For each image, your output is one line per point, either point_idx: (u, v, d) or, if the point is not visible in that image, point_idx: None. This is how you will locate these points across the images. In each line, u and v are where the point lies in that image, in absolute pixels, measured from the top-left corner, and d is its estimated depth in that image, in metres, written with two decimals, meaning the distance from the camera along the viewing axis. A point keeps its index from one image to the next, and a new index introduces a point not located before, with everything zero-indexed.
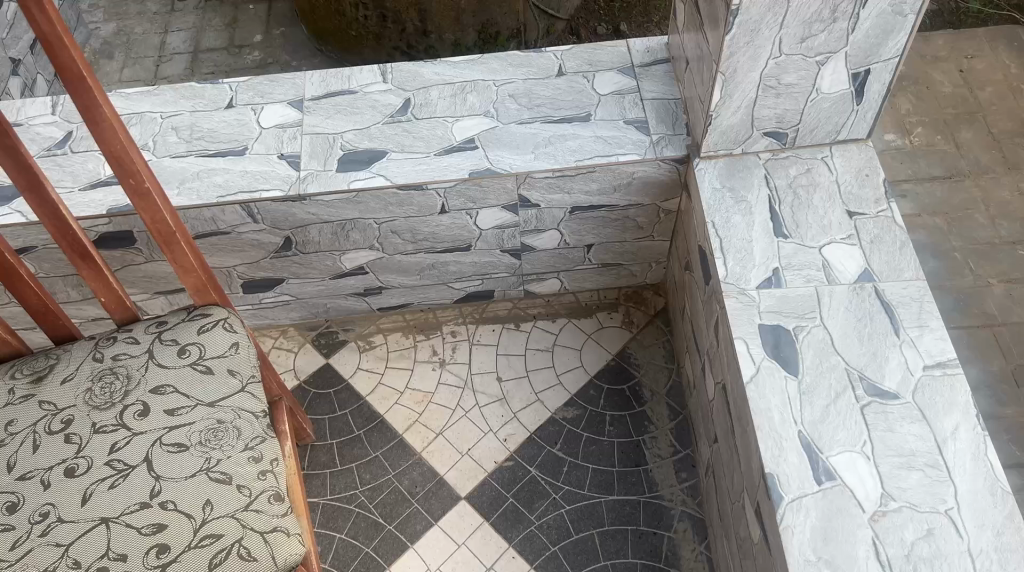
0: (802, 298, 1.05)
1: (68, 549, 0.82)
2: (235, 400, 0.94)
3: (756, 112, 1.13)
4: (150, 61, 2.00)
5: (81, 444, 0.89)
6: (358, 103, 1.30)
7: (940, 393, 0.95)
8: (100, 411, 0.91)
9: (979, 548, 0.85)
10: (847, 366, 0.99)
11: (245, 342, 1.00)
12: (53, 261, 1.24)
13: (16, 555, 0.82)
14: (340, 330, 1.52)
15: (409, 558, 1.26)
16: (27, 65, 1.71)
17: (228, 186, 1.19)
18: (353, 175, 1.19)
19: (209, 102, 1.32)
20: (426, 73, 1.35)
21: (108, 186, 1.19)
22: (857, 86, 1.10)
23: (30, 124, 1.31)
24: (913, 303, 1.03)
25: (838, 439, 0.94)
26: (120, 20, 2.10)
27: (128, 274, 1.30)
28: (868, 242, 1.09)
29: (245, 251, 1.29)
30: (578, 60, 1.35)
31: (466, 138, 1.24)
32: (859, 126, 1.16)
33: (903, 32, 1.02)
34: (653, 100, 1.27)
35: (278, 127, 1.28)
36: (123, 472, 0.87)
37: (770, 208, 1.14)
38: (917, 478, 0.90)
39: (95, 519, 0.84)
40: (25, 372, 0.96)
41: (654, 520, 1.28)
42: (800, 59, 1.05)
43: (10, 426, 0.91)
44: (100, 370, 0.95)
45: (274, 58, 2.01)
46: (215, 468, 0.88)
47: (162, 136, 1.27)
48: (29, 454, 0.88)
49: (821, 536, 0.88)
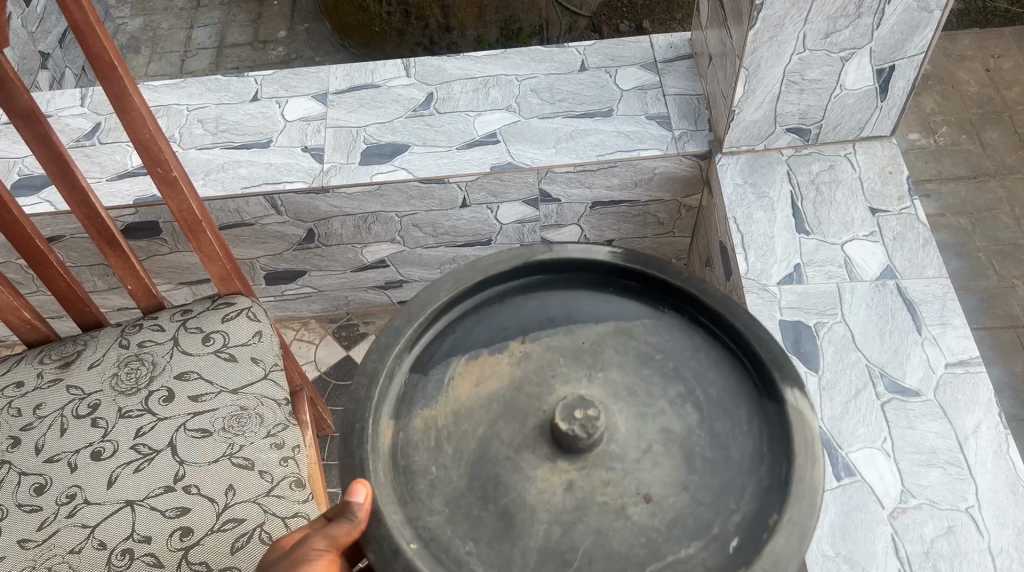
0: (822, 294, 1.05)
1: (94, 530, 0.84)
2: (259, 387, 0.95)
3: (779, 108, 1.13)
4: (175, 55, 2.03)
5: (108, 428, 0.90)
6: (381, 97, 1.31)
7: (962, 391, 0.95)
8: (125, 396, 0.93)
9: (1000, 546, 0.84)
10: (868, 362, 0.99)
11: (269, 330, 1.02)
12: (80, 250, 1.27)
13: (43, 535, 0.84)
14: (361, 322, 1.54)
15: None
16: (56, 59, 1.74)
17: (252, 178, 1.20)
18: (376, 168, 1.20)
19: (234, 95, 1.34)
20: (448, 68, 1.36)
21: (135, 177, 1.21)
22: (882, 82, 1.09)
23: (59, 115, 1.33)
24: (936, 300, 1.03)
25: (858, 436, 0.93)
26: (147, 15, 2.13)
27: (154, 264, 1.32)
28: (891, 240, 1.08)
29: (268, 243, 1.31)
30: (601, 55, 1.35)
31: (488, 132, 1.25)
32: (883, 123, 1.16)
33: (929, 28, 1.01)
34: (675, 96, 1.28)
35: (302, 120, 1.29)
36: (149, 456, 0.88)
37: (792, 205, 1.13)
38: (937, 475, 0.90)
39: (120, 502, 0.85)
40: (53, 357, 0.98)
41: None
42: (824, 55, 1.04)
43: (39, 410, 0.93)
44: (126, 356, 0.97)
45: (298, 54, 2.03)
46: (238, 454, 0.89)
47: (188, 128, 1.29)
48: (57, 437, 0.90)
49: (839, 532, 0.87)
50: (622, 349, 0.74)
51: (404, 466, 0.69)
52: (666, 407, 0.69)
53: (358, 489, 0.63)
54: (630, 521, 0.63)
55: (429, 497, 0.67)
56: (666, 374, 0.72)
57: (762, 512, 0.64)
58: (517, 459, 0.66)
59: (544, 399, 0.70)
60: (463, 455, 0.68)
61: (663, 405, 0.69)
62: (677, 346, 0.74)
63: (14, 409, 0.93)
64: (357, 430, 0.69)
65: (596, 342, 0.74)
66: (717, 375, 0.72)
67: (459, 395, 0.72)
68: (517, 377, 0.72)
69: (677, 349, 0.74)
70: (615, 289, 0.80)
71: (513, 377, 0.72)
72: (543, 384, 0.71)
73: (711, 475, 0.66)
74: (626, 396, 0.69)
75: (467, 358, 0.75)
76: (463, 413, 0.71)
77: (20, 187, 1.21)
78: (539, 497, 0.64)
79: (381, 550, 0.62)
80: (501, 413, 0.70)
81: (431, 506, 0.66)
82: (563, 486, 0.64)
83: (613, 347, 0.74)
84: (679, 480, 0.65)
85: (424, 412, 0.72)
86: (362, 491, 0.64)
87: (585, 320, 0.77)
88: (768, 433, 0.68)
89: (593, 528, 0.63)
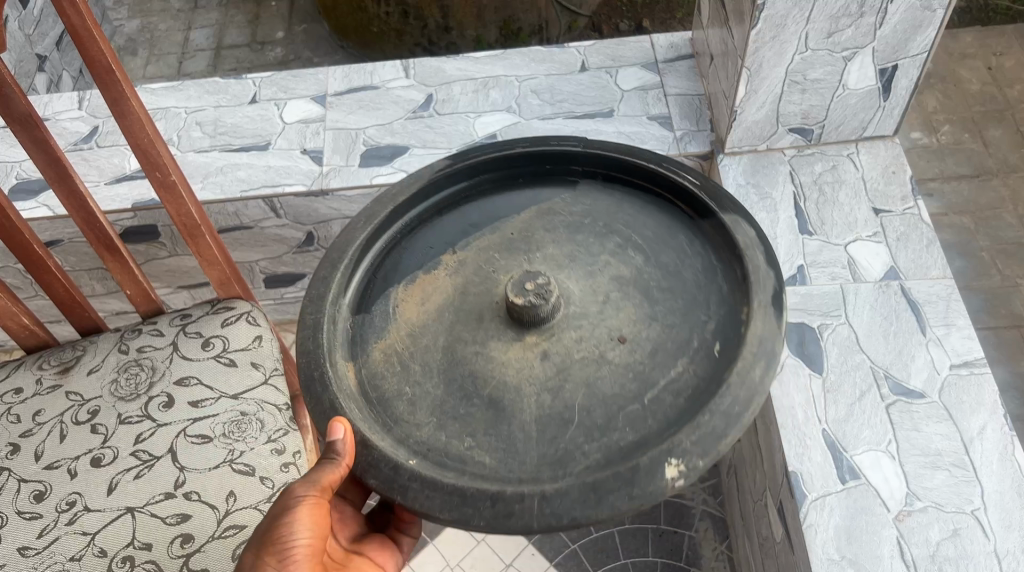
0: (826, 296, 1.04)
1: (94, 537, 0.83)
2: (259, 392, 0.94)
3: (781, 108, 1.12)
4: (173, 57, 2.02)
5: (107, 435, 0.90)
6: (381, 99, 1.31)
7: (967, 392, 0.94)
8: (125, 402, 0.92)
9: (1006, 549, 0.84)
10: (872, 364, 0.98)
11: (269, 335, 1.01)
12: (79, 254, 1.26)
13: (43, 543, 0.83)
14: None
15: (429, 552, 1.28)
16: (53, 61, 1.73)
17: (251, 181, 1.19)
18: (375, 171, 1.19)
19: (232, 97, 1.33)
20: (448, 69, 1.35)
21: (134, 181, 1.20)
22: (884, 82, 1.08)
23: (57, 119, 1.33)
24: (940, 301, 1.02)
25: (862, 438, 0.93)
26: (144, 17, 2.13)
27: (153, 267, 1.32)
28: (894, 240, 1.08)
29: (267, 246, 1.30)
30: (601, 55, 1.35)
31: (488, 134, 1.24)
32: (886, 123, 1.15)
33: (932, 26, 1.01)
34: (676, 96, 1.27)
35: (301, 122, 1.28)
36: (149, 462, 0.88)
37: (795, 205, 1.13)
38: (943, 477, 0.89)
39: (120, 509, 0.85)
40: (52, 363, 0.97)
41: (675, 519, 1.29)
42: (827, 54, 1.04)
43: (39, 416, 0.92)
44: (125, 362, 0.96)
45: (296, 55, 2.02)
46: (239, 460, 0.88)
47: (186, 131, 1.28)
48: (57, 444, 0.89)
49: (844, 535, 0.87)
50: (550, 228, 0.84)
51: (376, 397, 0.73)
52: (608, 260, 0.79)
53: (336, 428, 0.66)
54: (612, 363, 0.71)
55: (411, 416, 0.71)
56: (599, 231, 0.83)
57: (729, 309, 0.74)
58: (483, 351, 0.73)
59: (490, 293, 0.78)
60: (432, 364, 0.74)
61: (605, 258, 0.80)
62: (599, 207, 0.86)
63: (14, 415, 0.93)
64: (317, 376, 0.72)
65: (525, 229, 0.84)
66: (646, 218, 0.84)
67: (408, 316, 0.79)
68: (459, 282, 0.80)
69: (599, 206, 0.86)
70: (525, 179, 0.89)
71: (453, 285, 0.80)
72: (486, 281, 0.80)
73: (673, 297, 0.76)
74: (567, 262, 0.79)
75: (405, 283, 0.82)
76: (417, 332, 0.77)
77: (17, 191, 1.20)
78: (519, 373, 0.71)
79: (380, 472, 0.65)
80: (455, 318, 0.77)
81: (416, 423, 0.71)
82: (538, 356, 0.72)
83: (542, 227, 0.84)
84: (645, 315, 0.74)
85: (379, 344, 0.77)
86: (342, 428, 0.67)
87: (511, 212, 0.86)
88: (710, 245, 0.80)
89: (580, 382, 0.70)
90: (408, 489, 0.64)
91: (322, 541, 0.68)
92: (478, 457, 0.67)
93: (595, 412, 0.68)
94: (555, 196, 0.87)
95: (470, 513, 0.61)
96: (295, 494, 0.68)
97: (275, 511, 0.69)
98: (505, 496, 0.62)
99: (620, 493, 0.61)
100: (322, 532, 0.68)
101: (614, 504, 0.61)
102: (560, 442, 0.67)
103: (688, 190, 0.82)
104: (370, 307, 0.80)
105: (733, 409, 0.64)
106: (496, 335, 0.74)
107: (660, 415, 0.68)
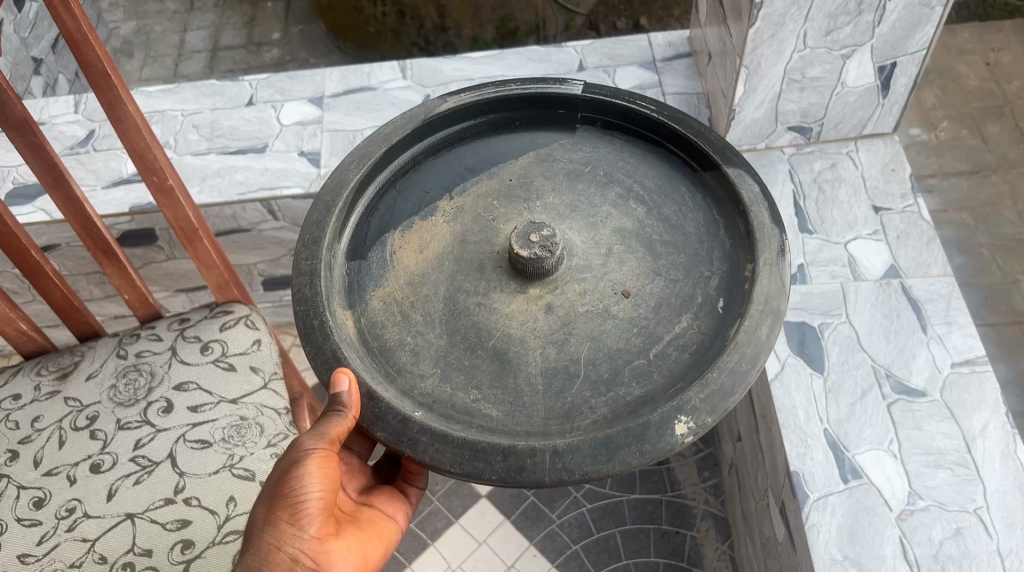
0: (827, 294, 1.04)
1: (94, 544, 0.83)
2: (258, 397, 0.94)
3: (780, 106, 1.12)
4: (169, 59, 2.01)
5: (106, 440, 0.89)
6: (378, 100, 1.30)
7: (968, 390, 0.94)
8: (124, 407, 0.92)
9: (1008, 548, 0.84)
10: (873, 363, 0.98)
11: (267, 338, 1.01)
12: (76, 259, 1.26)
13: (43, 550, 0.83)
14: None
15: (430, 555, 1.28)
16: (49, 64, 1.72)
17: (249, 184, 1.19)
18: None
19: (229, 99, 1.33)
20: (446, 70, 1.34)
21: (130, 184, 1.19)
22: (883, 79, 1.08)
23: (53, 123, 1.32)
24: (941, 299, 1.02)
25: (864, 437, 0.93)
26: (139, 19, 2.11)
27: (151, 271, 1.31)
28: (894, 238, 1.07)
29: (266, 249, 1.30)
30: (599, 55, 1.34)
31: None
32: (885, 120, 1.15)
33: (931, 24, 1.00)
34: (674, 95, 1.27)
35: (298, 124, 1.28)
36: (148, 468, 0.87)
37: (794, 204, 1.12)
38: (945, 476, 0.89)
39: (120, 515, 0.84)
40: (51, 368, 0.97)
41: (676, 518, 1.29)
42: (825, 53, 1.03)
43: (37, 422, 0.92)
44: (124, 367, 0.96)
45: (292, 55, 2.01)
46: (239, 464, 0.88)
47: (183, 134, 1.28)
48: (55, 450, 0.89)
49: (847, 535, 0.87)
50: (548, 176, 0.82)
51: (378, 345, 0.72)
52: (609, 213, 0.79)
53: (342, 379, 0.65)
54: (616, 318, 0.72)
55: (413, 367, 0.70)
56: (599, 181, 0.82)
57: (731, 265, 0.75)
58: (486, 303, 0.73)
59: (490, 242, 0.78)
60: (434, 314, 0.73)
61: (606, 211, 0.79)
62: (599, 155, 0.84)
63: (12, 421, 0.92)
64: (318, 325, 0.70)
65: (523, 176, 0.83)
66: (647, 168, 0.83)
67: (408, 264, 0.77)
68: (459, 230, 0.79)
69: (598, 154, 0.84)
70: (522, 122, 0.86)
71: (453, 232, 0.79)
72: (486, 230, 0.79)
73: (676, 253, 0.76)
74: (568, 213, 0.79)
75: (402, 229, 0.80)
76: (417, 279, 0.76)
77: (14, 196, 1.20)
78: (523, 326, 0.72)
79: (388, 424, 0.64)
80: (454, 267, 0.76)
81: (420, 374, 0.70)
82: (541, 310, 0.72)
83: (541, 175, 0.82)
84: (647, 271, 0.75)
85: (378, 292, 0.76)
86: (347, 378, 0.66)
87: (506, 158, 0.84)
88: (710, 198, 0.79)
89: (585, 337, 0.71)
90: (417, 442, 0.63)
91: (334, 494, 0.68)
92: (484, 410, 0.67)
93: (601, 366, 0.69)
94: (554, 143, 0.85)
95: (482, 467, 0.61)
96: (304, 448, 0.67)
97: (286, 463, 0.68)
98: (517, 450, 0.62)
99: (630, 448, 0.61)
100: (333, 485, 0.68)
101: (625, 460, 0.61)
102: (567, 396, 0.68)
103: (692, 144, 0.80)
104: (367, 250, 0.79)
105: (739, 367, 0.64)
106: (498, 288, 0.74)
107: (665, 369, 0.69)
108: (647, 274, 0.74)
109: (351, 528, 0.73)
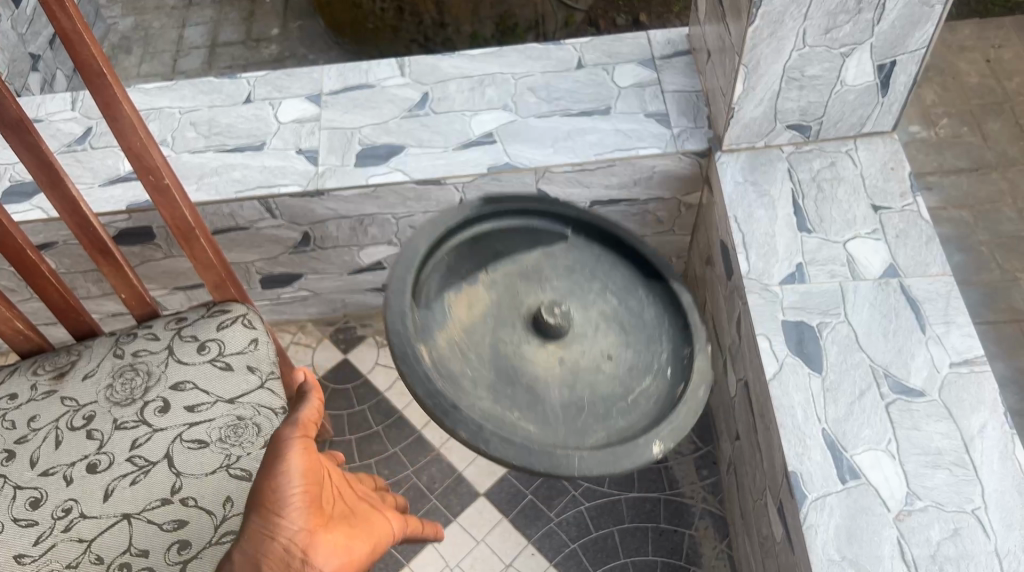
0: (825, 294, 1.03)
1: (91, 544, 0.83)
2: (255, 396, 0.94)
3: (779, 105, 1.11)
4: (167, 55, 2.01)
5: (103, 440, 0.89)
6: (376, 98, 1.30)
7: (967, 390, 0.94)
8: (121, 407, 0.92)
9: (1007, 549, 0.84)
10: (871, 363, 0.97)
11: (264, 337, 1.00)
12: (73, 257, 1.25)
13: (40, 550, 0.83)
14: (358, 325, 1.53)
15: (428, 553, 1.28)
16: (46, 61, 1.72)
17: (247, 182, 1.19)
18: (371, 171, 1.19)
19: (226, 97, 1.32)
20: (444, 67, 1.34)
21: (127, 182, 1.19)
22: (883, 78, 1.08)
23: (50, 120, 1.31)
24: (940, 299, 1.01)
25: (862, 437, 0.92)
26: (137, 14, 2.10)
27: (148, 269, 1.31)
28: (893, 237, 1.07)
29: (263, 247, 1.29)
30: (597, 52, 1.34)
31: (485, 132, 1.23)
32: (885, 119, 1.14)
33: (930, 22, 1.00)
34: (674, 93, 1.26)
35: (296, 122, 1.27)
36: (145, 468, 0.87)
37: (793, 202, 1.12)
38: (943, 476, 0.88)
39: (117, 515, 0.84)
40: (47, 368, 0.97)
41: (674, 517, 1.29)
42: (825, 51, 1.03)
43: (33, 422, 0.92)
44: (121, 366, 0.95)
45: (291, 52, 2.01)
46: (236, 464, 0.88)
47: (180, 132, 1.27)
48: (52, 450, 0.89)
49: (845, 535, 0.87)
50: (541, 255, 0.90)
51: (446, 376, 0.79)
52: (595, 296, 0.88)
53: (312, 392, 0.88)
54: (606, 373, 0.83)
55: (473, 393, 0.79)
56: (586, 277, 0.90)
57: (676, 342, 0.86)
58: (518, 353, 0.82)
59: (511, 305, 0.86)
60: (481, 362, 0.81)
61: (594, 294, 0.89)
62: (585, 258, 0.92)
63: (9, 421, 0.92)
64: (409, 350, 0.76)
65: (535, 264, 0.90)
66: (619, 267, 0.92)
67: (456, 319, 0.84)
68: (489, 295, 0.86)
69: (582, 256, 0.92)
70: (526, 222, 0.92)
71: (484, 291, 0.87)
72: (510, 295, 0.87)
73: (634, 336, 0.86)
74: (567, 297, 0.87)
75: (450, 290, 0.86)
76: (468, 330, 0.84)
77: (11, 194, 1.19)
78: (543, 371, 0.81)
79: (467, 425, 0.73)
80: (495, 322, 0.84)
81: (479, 398, 0.78)
82: (556, 362, 0.82)
83: (539, 257, 0.90)
84: (621, 341, 0.85)
85: (441, 333, 0.82)
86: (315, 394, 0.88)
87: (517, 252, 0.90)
88: (664, 296, 0.90)
89: (588, 389, 0.81)
90: (490, 442, 0.73)
91: (314, 489, 0.71)
92: (528, 429, 0.77)
93: (596, 404, 0.80)
94: (549, 248, 0.91)
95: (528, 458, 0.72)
96: (279, 435, 0.76)
97: (267, 458, 0.74)
98: (555, 452, 0.73)
99: (629, 460, 0.75)
100: (312, 478, 0.71)
101: (628, 462, 0.75)
102: (579, 424, 0.79)
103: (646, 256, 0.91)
104: (429, 301, 0.84)
105: (689, 414, 0.79)
106: (523, 341, 0.83)
107: (640, 412, 0.81)
108: (619, 343, 0.85)
109: (345, 527, 0.73)
